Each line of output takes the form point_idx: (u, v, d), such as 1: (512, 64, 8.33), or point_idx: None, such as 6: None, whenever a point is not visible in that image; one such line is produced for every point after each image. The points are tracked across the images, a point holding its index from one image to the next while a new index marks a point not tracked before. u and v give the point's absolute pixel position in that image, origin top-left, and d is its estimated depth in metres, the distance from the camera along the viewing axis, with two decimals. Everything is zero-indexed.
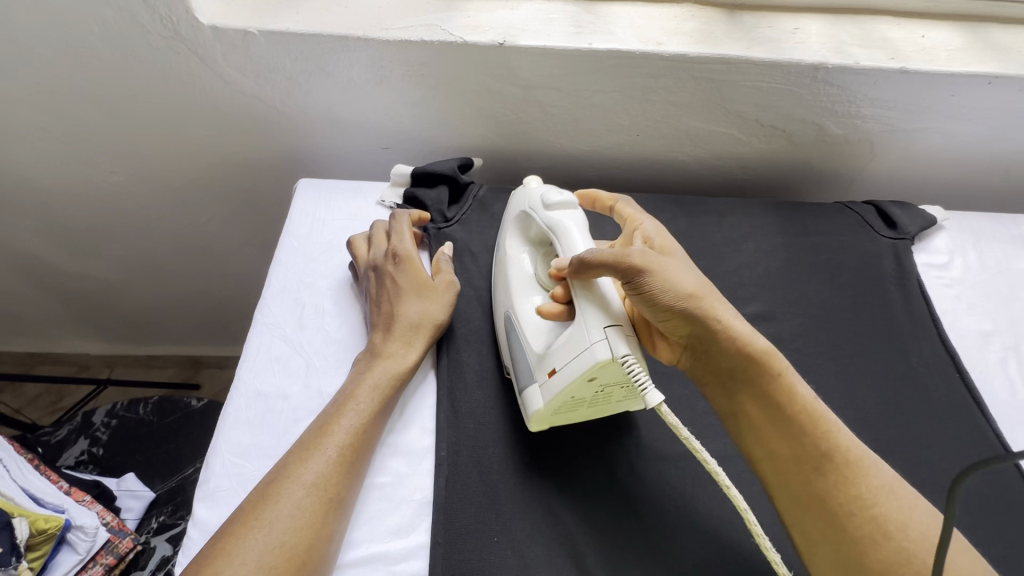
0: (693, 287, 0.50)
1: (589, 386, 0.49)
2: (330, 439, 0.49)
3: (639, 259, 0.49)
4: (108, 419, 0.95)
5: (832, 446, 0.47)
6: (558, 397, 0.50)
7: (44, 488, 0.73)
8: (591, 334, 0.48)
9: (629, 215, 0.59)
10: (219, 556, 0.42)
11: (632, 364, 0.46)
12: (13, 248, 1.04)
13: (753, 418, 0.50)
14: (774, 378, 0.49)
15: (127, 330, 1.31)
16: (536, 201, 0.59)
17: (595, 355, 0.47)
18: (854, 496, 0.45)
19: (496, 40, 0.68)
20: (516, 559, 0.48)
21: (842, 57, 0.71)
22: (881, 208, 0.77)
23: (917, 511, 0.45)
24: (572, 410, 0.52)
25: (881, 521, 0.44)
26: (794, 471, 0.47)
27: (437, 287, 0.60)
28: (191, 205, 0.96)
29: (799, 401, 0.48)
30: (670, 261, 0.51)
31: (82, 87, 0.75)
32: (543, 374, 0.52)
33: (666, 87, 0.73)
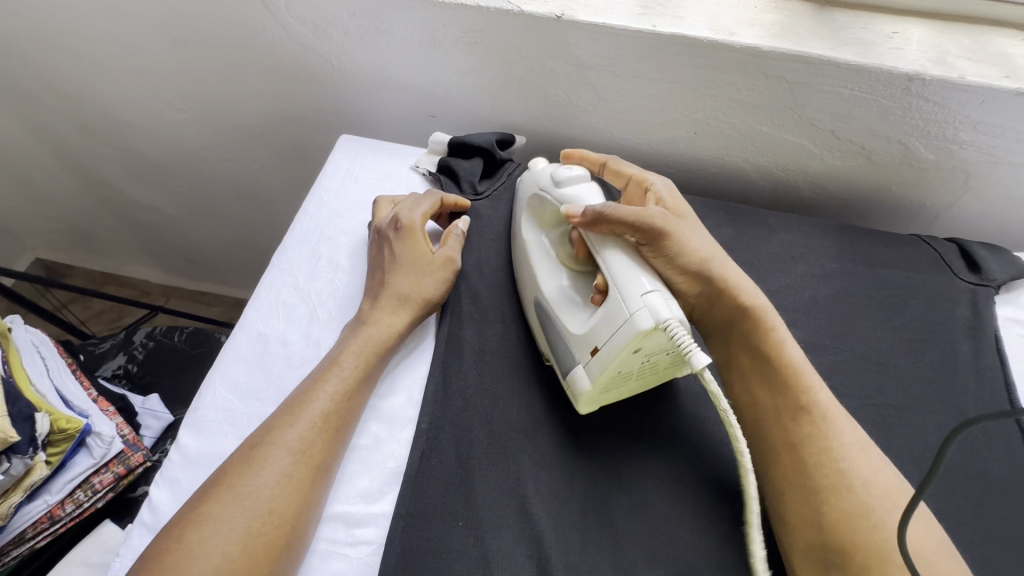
0: (706, 252, 0.53)
1: (635, 357, 0.46)
2: (313, 406, 0.48)
3: (660, 221, 0.51)
4: (146, 340, 1.01)
5: (809, 400, 0.48)
6: (605, 372, 0.47)
7: (73, 393, 0.78)
8: (630, 303, 0.45)
9: (634, 175, 0.62)
10: (202, 521, 0.41)
11: (676, 329, 0.43)
12: (93, 172, 1.13)
13: (742, 366, 0.52)
14: (767, 334, 0.50)
15: (184, 264, 1.39)
16: (547, 180, 0.57)
17: (637, 324, 0.44)
18: (826, 446, 0.46)
19: (554, 12, 0.65)
20: (477, 548, 0.46)
21: (944, 69, 0.62)
22: (965, 248, 0.67)
23: (885, 471, 0.45)
24: (618, 386, 0.50)
25: (847, 475, 0.44)
26: (768, 414, 0.49)
27: (432, 263, 0.58)
28: (247, 151, 0.99)
29: (787, 360, 0.50)
30: (689, 225, 0.54)
31: (157, 22, 0.78)
32: (585, 356, 0.49)
33: (733, 84, 0.67)
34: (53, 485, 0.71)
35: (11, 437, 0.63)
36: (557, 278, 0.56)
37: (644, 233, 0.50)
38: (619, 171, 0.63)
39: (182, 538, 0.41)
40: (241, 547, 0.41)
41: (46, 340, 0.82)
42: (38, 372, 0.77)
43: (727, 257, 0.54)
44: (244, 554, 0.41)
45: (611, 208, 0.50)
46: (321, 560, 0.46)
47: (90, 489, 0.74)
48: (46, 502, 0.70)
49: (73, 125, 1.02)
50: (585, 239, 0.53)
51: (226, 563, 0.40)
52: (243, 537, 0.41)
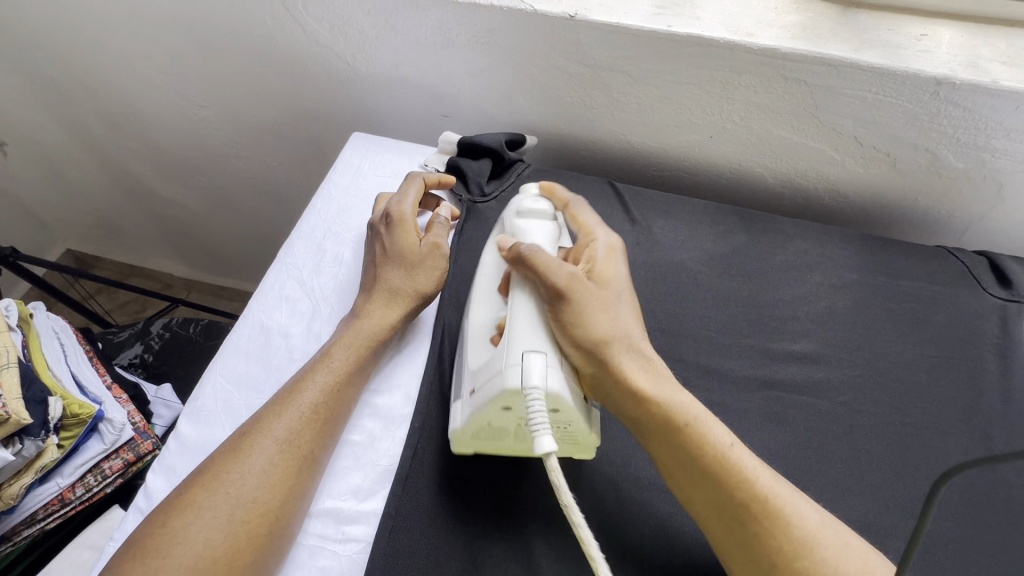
0: (608, 334, 0.48)
1: (501, 412, 0.46)
2: (302, 397, 0.48)
3: (565, 282, 0.49)
4: (163, 330, 1.04)
5: (748, 496, 0.43)
6: (475, 417, 0.47)
7: (89, 377, 0.80)
8: (510, 356, 0.45)
9: (584, 225, 0.56)
10: (186, 507, 0.42)
11: (536, 400, 0.42)
12: (121, 167, 1.17)
13: (667, 468, 0.47)
14: (682, 429, 0.45)
15: (205, 258, 1.42)
16: (511, 208, 0.58)
17: (506, 380, 0.44)
18: (785, 558, 0.41)
19: (567, 11, 0.64)
20: (466, 551, 0.45)
21: (976, 73, 0.59)
22: (995, 262, 0.64)
23: (854, 559, 0.41)
24: (491, 438, 0.48)
25: (817, 573, 0.40)
26: (713, 517, 0.44)
27: (422, 254, 0.57)
28: (266, 148, 1.01)
29: (710, 459, 0.44)
30: (598, 300, 0.50)
31: (181, 21, 0.81)
32: (467, 391, 0.49)
33: (750, 86, 0.65)
34: (64, 469, 0.73)
35: (24, 419, 0.64)
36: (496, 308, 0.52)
37: (549, 289, 0.48)
38: (577, 219, 0.57)
39: (167, 525, 0.41)
40: (223, 534, 0.41)
41: (66, 326, 0.85)
42: (56, 357, 0.79)
43: (640, 340, 0.50)
44: (227, 542, 0.41)
45: (532, 251, 0.50)
46: (309, 553, 0.46)
47: (100, 474, 0.75)
48: (58, 485, 0.72)
49: (103, 121, 1.06)
50: (510, 276, 0.52)
51: (209, 549, 0.40)
52: (227, 524, 0.41)
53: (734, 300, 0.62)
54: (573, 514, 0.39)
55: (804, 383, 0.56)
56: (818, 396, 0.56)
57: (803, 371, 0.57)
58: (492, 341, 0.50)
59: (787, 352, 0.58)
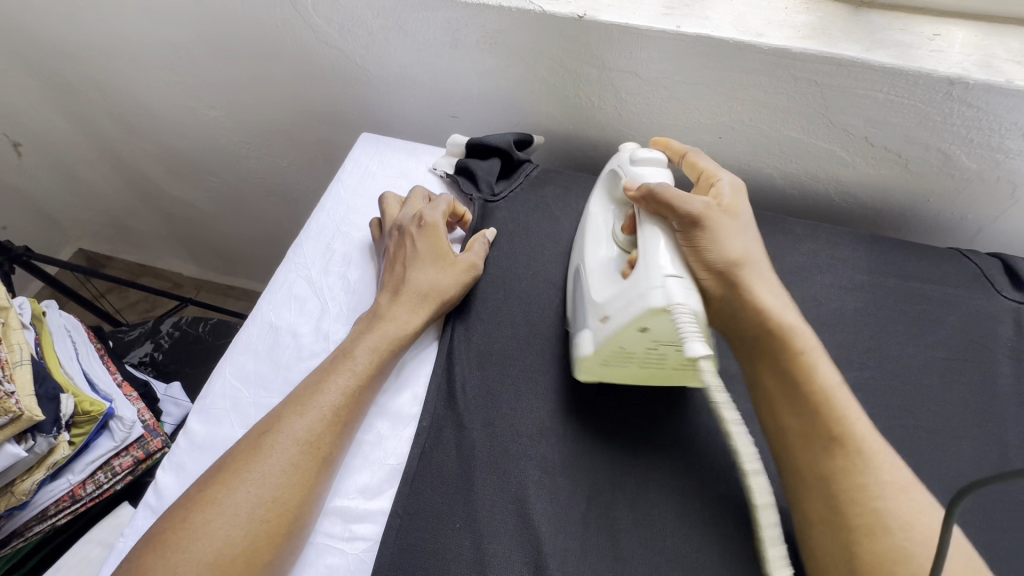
0: (741, 255, 0.51)
1: (639, 337, 0.47)
2: (323, 398, 0.48)
3: (699, 212, 0.50)
4: (173, 329, 1.05)
5: (845, 431, 0.44)
6: (609, 340, 0.48)
7: (100, 375, 0.81)
8: (649, 280, 0.46)
9: (702, 169, 0.59)
10: (207, 503, 0.42)
11: (683, 315, 0.44)
12: (132, 167, 1.18)
13: (771, 391, 0.49)
14: (795, 356, 0.47)
15: (214, 258, 1.44)
16: (622, 158, 0.59)
17: (648, 300, 0.45)
18: (859, 483, 0.42)
19: (577, 12, 0.64)
20: (473, 551, 0.45)
21: (990, 73, 0.58)
22: (1010, 264, 0.63)
23: (928, 515, 0.41)
24: (618, 364, 0.50)
25: (881, 515, 0.41)
26: (798, 439, 0.46)
27: (456, 258, 0.58)
28: (276, 149, 1.02)
29: (818, 382, 0.46)
30: (729, 226, 0.52)
31: (194, 23, 0.81)
32: (595, 320, 0.50)
33: (760, 87, 0.65)
34: (76, 465, 0.73)
35: (36, 416, 0.64)
36: (611, 250, 0.56)
37: (680, 218, 0.50)
38: (695, 163, 0.59)
39: (187, 519, 0.41)
40: (244, 531, 0.41)
41: (77, 325, 0.85)
42: (68, 355, 0.79)
43: (766, 268, 0.52)
44: (246, 540, 0.41)
45: (663, 187, 0.51)
46: (316, 551, 0.46)
47: (110, 472, 0.76)
48: (69, 482, 0.72)
49: (115, 121, 1.07)
50: (636, 215, 0.54)
51: (229, 545, 0.40)
52: (247, 522, 0.41)
53: None
54: (721, 412, 0.42)
55: None
56: None
57: None
58: (621, 275, 0.52)
59: None
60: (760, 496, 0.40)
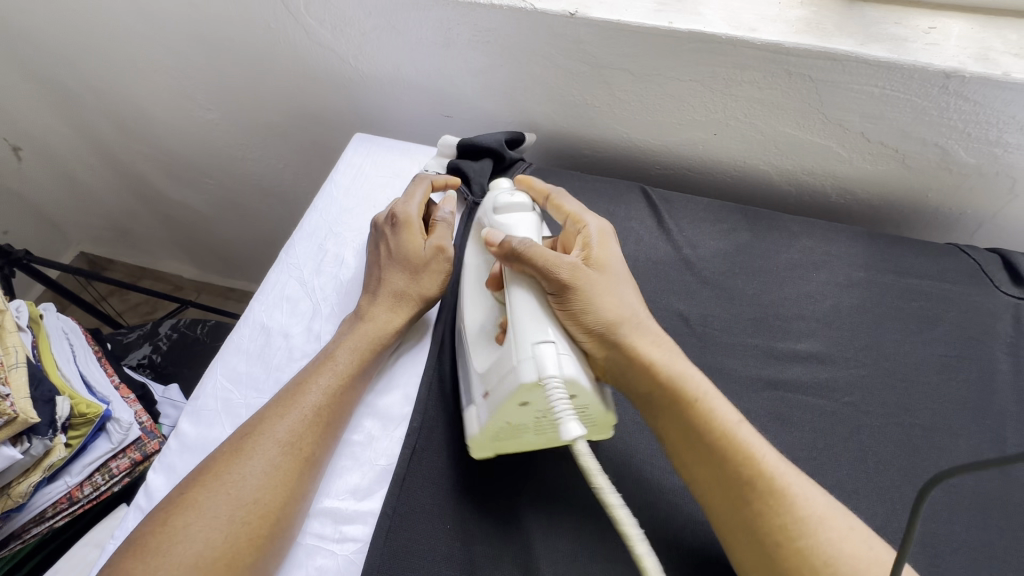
0: (617, 313, 0.49)
1: (523, 410, 0.45)
2: (305, 399, 0.48)
3: (566, 274, 0.48)
4: (171, 331, 1.05)
5: (752, 474, 0.43)
6: (492, 419, 0.46)
7: (96, 377, 0.82)
8: (521, 352, 0.45)
9: (570, 212, 0.56)
10: (188, 506, 0.42)
11: (555, 388, 0.43)
12: (131, 171, 1.19)
13: (674, 444, 0.47)
14: (690, 406, 0.46)
15: (214, 260, 1.44)
16: (487, 204, 0.57)
17: (521, 376, 0.44)
18: (779, 526, 0.41)
19: (568, 9, 0.64)
20: (462, 552, 0.45)
21: (986, 66, 0.57)
22: (1009, 260, 0.62)
23: (854, 540, 0.41)
24: (512, 438, 0.48)
25: (807, 555, 0.40)
26: (716, 491, 0.45)
27: (427, 258, 0.56)
28: (272, 150, 1.02)
29: (718, 428, 0.45)
30: (599, 283, 0.50)
31: (188, 26, 0.82)
32: (480, 395, 0.48)
33: (754, 82, 0.64)
34: (73, 467, 0.74)
35: (31, 418, 0.64)
36: (487, 308, 0.53)
37: (550, 283, 0.48)
38: (559, 206, 0.57)
39: (168, 522, 0.41)
40: (224, 534, 0.41)
41: (75, 328, 0.86)
42: (65, 357, 0.80)
43: (647, 319, 0.51)
44: (227, 542, 0.41)
45: (527, 247, 0.49)
46: (307, 552, 0.46)
47: (107, 473, 0.76)
48: (66, 484, 0.73)
49: (113, 124, 1.07)
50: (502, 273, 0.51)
51: (209, 548, 0.40)
52: (227, 525, 0.41)
53: (737, 299, 0.61)
54: (605, 497, 0.40)
55: (809, 383, 0.55)
56: (823, 396, 0.54)
57: (806, 371, 0.56)
58: (497, 339, 0.50)
59: (792, 351, 0.57)
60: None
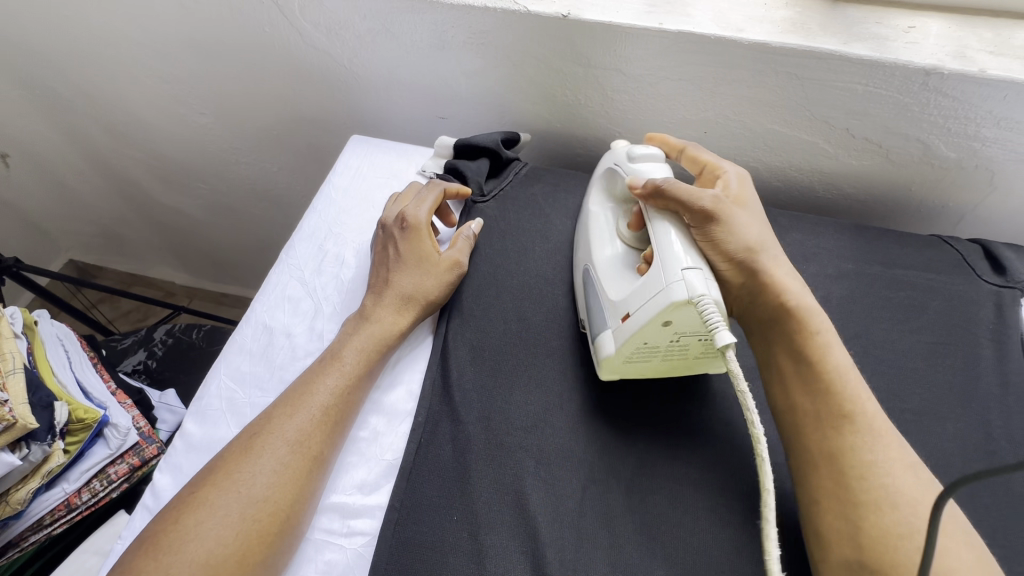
0: (754, 241, 0.52)
1: (663, 331, 0.46)
2: (312, 398, 0.49)
3: (710, 205, 0.51)
4: (166, 336, 1.04)
5: (854, 411, 0.45)
6: (633, 336, 0.47)
7: (93, 384, 0.81)
8: (669, 274, 0.45)
9: (707, 162, 0.60)
10: (199, 505, 0.43)
11: (708, 306, 0.43)
12: (123, 177, 1.18)
13: (784, 370, 0.50)
14: (809, 337, 0.49)
15: (207, 265, 1.43)
16: (620, 155, 0.59)
17: (671, 294, 0.44)
18: (867, 461, 0.42)
19: (560, 11, 0.65)
20: (471, 542, 0.46)
21: (963, 62, 0.60)
22: (989, 249, 0.64)
23: (931, 491, 0.41)
24: (641, 360, 0.49)
25: (892, 492, 0.41)
26: (809, 418, 0.46)
27: (437, 266, 0.57)
28: (266, 153, 1.02)
29: (830, 363, 0.47)
30: (740, 214, 0.53)
31: (181, 30, 0.82)
32: (616, 320, 0.49)
33: (742, 81, 0.66)
34: (70, 474, 0.73)
35: (30, 424, 0.63)
36: (616, 246, 0.56)
37: (693, 214, 0.50)
38: (696, 158, 0.61)
39: (180, 522, 0.42)
40: (235, 532, 0.42)
41: (70, 334, 0.85)
42: (61, 364, 0.79)
43: (776, 251, 0.54)
44: (238, 540, 0.41)
45: (671, 184, 0.51)
46: (315, 547, 0.46)
47: (105, 479, 0.76)
48: (64, 491, 0.72)
49: (104, 129, 1.07)
50: (643, 210, 0.53)
51: (222, 546, 0.41)
52: (238, 522, 0.42)
53: None
54: (744, 401, 0.43)
55: None
56: None
57: None
58: (638, 271, 0.52)
59: None
60: (768, 479, 0.41)
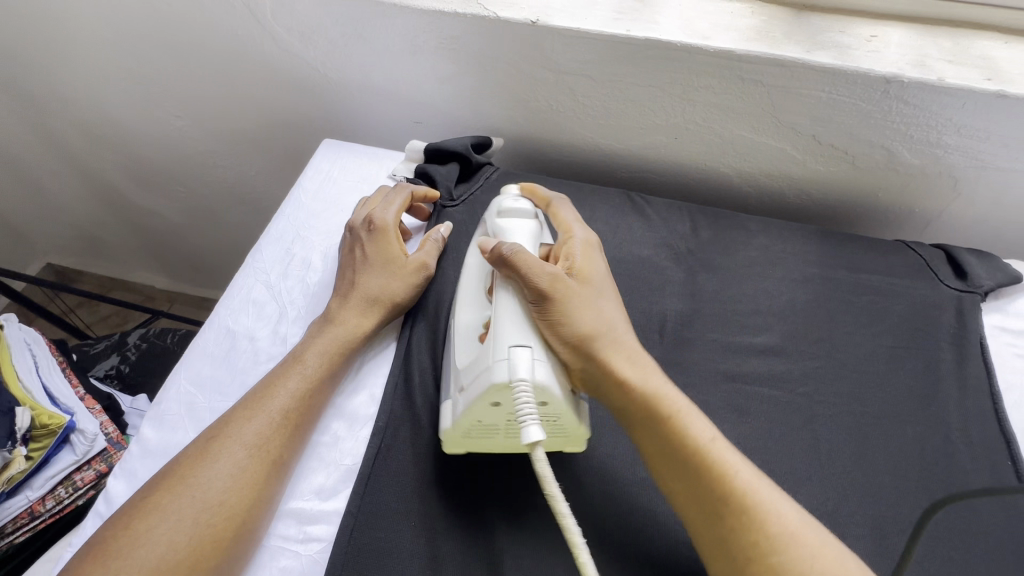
0: (594, 326, 0.47)
1: (494, 411, 0.45)
2: (273, 402, 0.48)
3: (546, 284, 0.47)
4: (140, 341, 1.03)
5: (727, 491, 0.42)
6: (465, 415, 0.46)
7: (60, 389, 0.80)
8: (495, 354, 0.44)
9: (564, 222, 0.57)
10: (153, 510, 0.42)
11: (524, 391, 0.42)
12: (100, 180, 1.17)
13: (653, 461, 0.46)
14: (663, 424, 0.45)
15: (187, 269, 1.42)
16: (490, 211, 0.57)
17: (493, 375, 0.43)
18: (751, 542, 0.40)
19: (529, 18, 0.65)
20: (427, 550, 0.45)
21: (922, 71, 0.61)
22: (952, 254, 0.65)
23: (824, 560, 0.39)
24: (481, 437, 0.47)
25: (777, 573, 0.39)
26: (692, 506, 0.44)
27: (402, 269, 0.57)
28: (244, 157, 1.02)
29: (690, 445, 0.44)
30: (580, 292, 0.49)
31: (155, 34, 0.82)
32: (456, 391, 0.48)
33: (710, 88, 0.67)
34: (34, 481, 0.72)
35: None
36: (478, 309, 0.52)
37: (532, 289, 0.47)
38: (558, 215, 0.58)
39: (131, 527, 0.41)
40: (189, 536, 0.41)
41: (39, 338, 0.84)
42: (27, 369, 0.78)
43: (626, 332, 0.49)
44: (192, 544, 0.41)
45: (516, 253, 0.49)
46: (270, 554, 0.46)
47: (71, 486, 0.75)
48: (27, 498, 0.71)
49: (79, 132, 1.06)
50: (494, 279, 0.51)
51: (174, 551, 0.40)
52: (192, 527, 0.41)
53: (699, 296, 0.63)
54: (557, 504, 0.40)
55: (765, 375, 0.57)
56: (779, 387, 0.56)
57: (762, 364, 0.58)
58: (480, 339, 0.49)
59: (748, 345, 0.59)
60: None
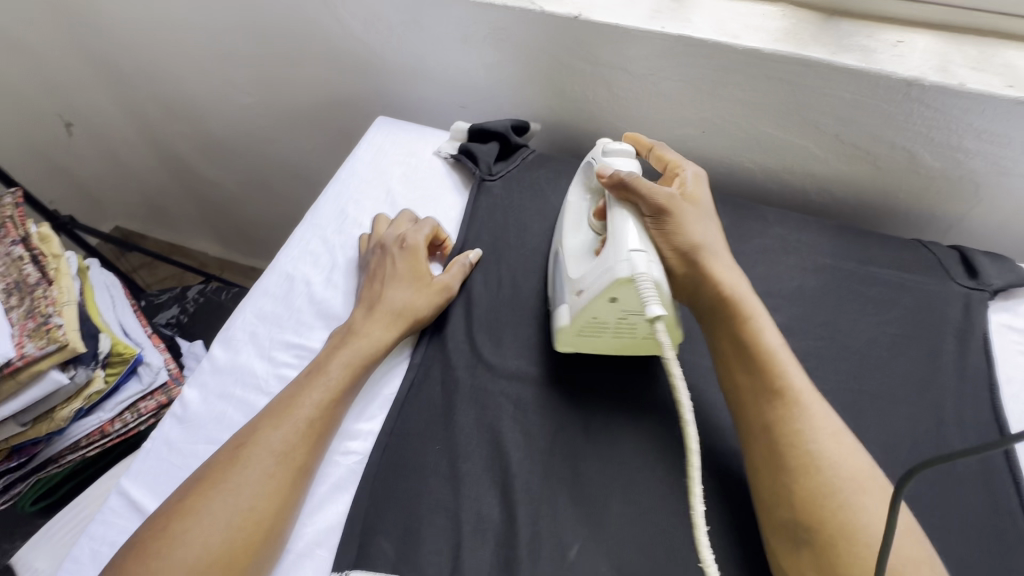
0: (702, 238, 0.55)
1: (611, 306, 0.51)
2: (299, 411, 0.51)
3: (663, 201, 0.55)
4: (198, 295, 1.14)
5: (784, 385, 0.48)
6: (582, 311, 0.52)
7: (132, 325, 0.90)
8: (616, 255, 0.50)
9: (670, 160, 0.64)
10: (186, 514, 0.45)
11: (646, 283, 0.48)
12: (171, 150, 1.29)
13: (727, 357, 0.52)
14: (744, 321, 0.52)
15: (239, 239, 1.54)
16: (596, 150, 0.63)
17: (615, 271, 0.49)
18: (794, 429, 0.46)
19: (572, 12, 0.71)
20: (450, 470, 0.52)
21: (944, 76, 0.64)
22: (966, 254, 0.68)
23: (854, 455, 0.45)
24: (592, 335, 0.54)
25: (814, 456, 0.45)
26: (748, 396, 0.50)
27: (428, 285, 0.61)
28: (301, 134, 1.11)
29: (762, 347, 0.50)
30: (690, 211, 0.56)
31: (235, 16, 0.91)
32: (571, 294, 0.54)
33: (738, 84, 0.71)
34: (107, 404, 0.82)
35: (79, 348, 0.71)
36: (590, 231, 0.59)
37: (650, 205, 0.55)
38: (662, 157, 0.64)
39: (168, 531, 0.44)
40: (223, 538, 0.44)
41: (116, 282, 0.95)
42: (106, 306, 0.88)
43: (724, 249, 0.56)
44: (223, 546, 0.44)
45: (633, 177, 0.56)
46: None
47: (136, 412, 0.84)
48: (99, 419, 0.81)
49: (158, 104, 1.17)
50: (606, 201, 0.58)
51: (209, 552, 0.43)
52: (224, 530, 0.44)
53: None
54: (671, 367, 0.46)
55: None
56: None
57: None
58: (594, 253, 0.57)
59: None
60: (694, 438, 0.44)
